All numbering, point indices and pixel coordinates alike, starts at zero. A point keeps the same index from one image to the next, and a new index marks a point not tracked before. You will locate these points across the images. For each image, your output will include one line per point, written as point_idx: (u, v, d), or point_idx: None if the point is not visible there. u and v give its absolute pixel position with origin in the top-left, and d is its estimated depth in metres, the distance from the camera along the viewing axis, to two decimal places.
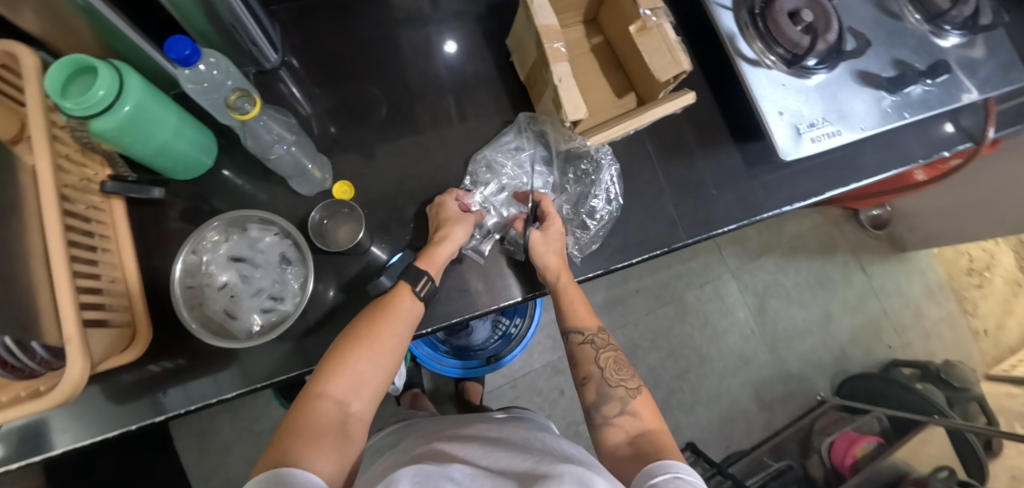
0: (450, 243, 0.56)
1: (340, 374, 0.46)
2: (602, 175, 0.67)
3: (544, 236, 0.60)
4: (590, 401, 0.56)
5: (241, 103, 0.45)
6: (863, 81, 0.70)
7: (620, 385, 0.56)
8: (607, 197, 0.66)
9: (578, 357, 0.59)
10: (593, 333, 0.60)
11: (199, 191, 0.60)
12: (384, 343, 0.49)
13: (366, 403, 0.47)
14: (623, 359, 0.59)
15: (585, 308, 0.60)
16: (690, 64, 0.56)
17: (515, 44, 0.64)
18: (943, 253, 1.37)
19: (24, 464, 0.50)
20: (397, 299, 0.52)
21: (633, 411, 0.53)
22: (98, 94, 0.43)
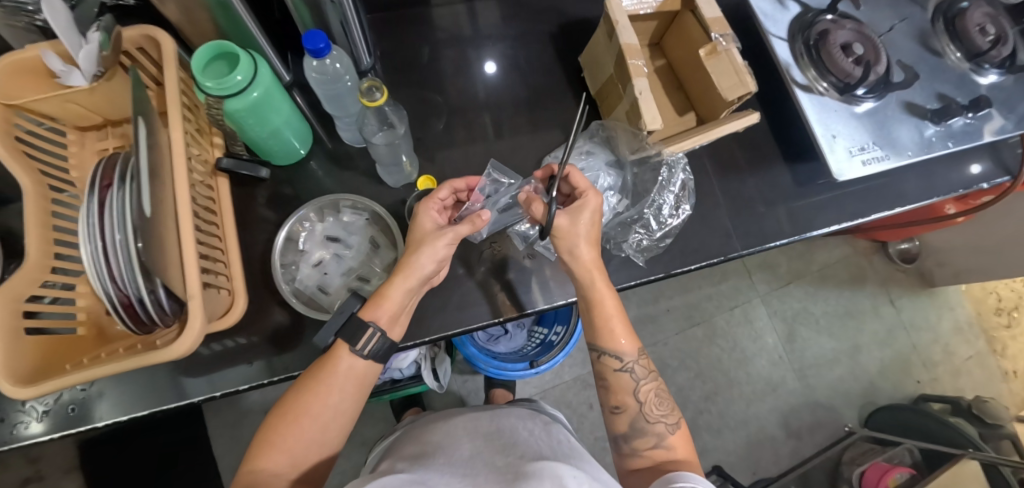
0: (405, 278, 0.52)
1: (276, 445, 0.49)
2: (673, 180, 0.66)
3: (571, 221, 0.56)
4: (622, 430, 0.58)
5: (369, 91, 0.47)
6: (909, 110, 0.74)
7: (660, 421, 0.57)
8: (675, 201, 0.67)
9: (614, 385, 0.58)
10: (631, 361, 0.58)
11: (290, 179, 0.65)
12: (318, 409, 0.50)
13: (311, 459, 0.51)
14: (664, 392, 0.59)
15: (624, 329, 0.57)
16: (756, 85, 0.60)
17: (588, 61, 0.70)
18: (971, 291, 1.39)
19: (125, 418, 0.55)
20: (331, 363, 0.52)
21: (669, 445, 0.56)
22: (236, 79, 0.48)
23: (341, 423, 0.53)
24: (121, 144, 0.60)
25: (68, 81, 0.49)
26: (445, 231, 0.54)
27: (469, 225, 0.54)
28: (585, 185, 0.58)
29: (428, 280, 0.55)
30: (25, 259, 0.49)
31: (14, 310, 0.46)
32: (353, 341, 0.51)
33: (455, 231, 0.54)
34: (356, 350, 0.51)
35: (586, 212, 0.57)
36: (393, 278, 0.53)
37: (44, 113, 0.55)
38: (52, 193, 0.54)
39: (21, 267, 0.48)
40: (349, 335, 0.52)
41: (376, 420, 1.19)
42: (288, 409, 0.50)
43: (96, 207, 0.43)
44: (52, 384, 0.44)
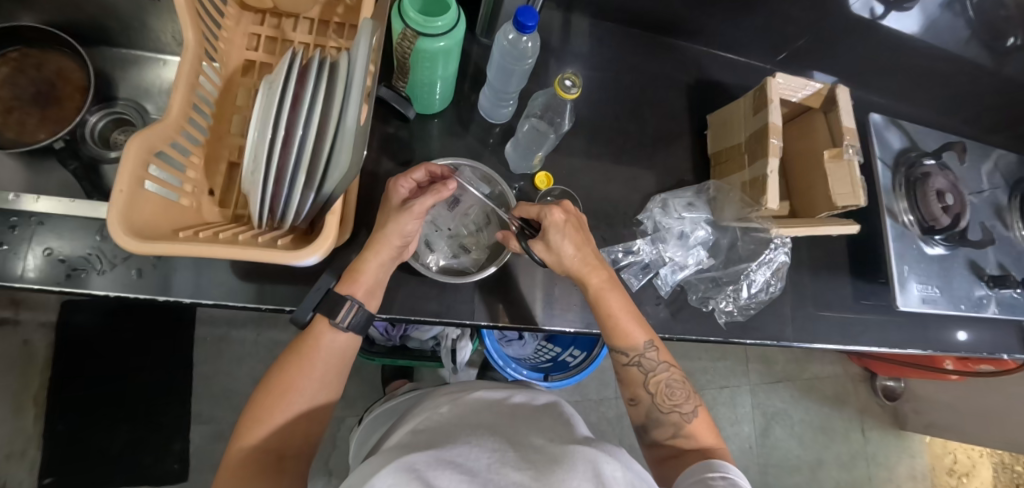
0: (374, 253, 0.52)
1: (263, 419, 0.48)
2: (775, 259, 0.69)
3: (547, 247, 0.55)
4: (641, 422, 0.57)
5: (565, 82, 0.50)
6: (971, 269, 0.78)
7: (673, 411, 0.55)
8: (767, 278, 0.70)
9: (626, 379, 0.57)
10: (639, 355, 0.56)
11: (412, 126, 0.66)
12: (306, 384, 0.50)
13: (298, 436, 0.50)
14: (678, 379, 0.56)
15: (629, 323, 0.56)
16: (866, 201, 0.65)
17: (717, 122, 0.73)
18: (934, 445, 1.47)
19: (194, 300, 0.57)
20: (311, 341, 0.51)
21: (688, 433, 0.54)
22: (438, 24, 0.48)
23: (326, 397, 0.52)
24: (275, 35, 0.60)
25: None
26: (409, 205, 0.51)
27: (434, 197, 0.52)
28: (538, 208, 0.55)
29: (400, 254, 0.54)
30: (166, 114, 0.48)
31: (145, 160, 0.45)
32: (332, 316, 0.51)
33: (420, 205, 0.52)
34: (336, 323, 0.51)
35: (566, 234, 0.54)
36: (365, 252, 0.52)
37: None
38: (205, 60, 0.53)
39: (162, 119, 0.47)
40: (327, 311, 0.51)
41: (361, 378, 1.18)
42: (272, 387, 0.49)
43: (284, 94, 0.42)
44: (166, 247, 0.43)
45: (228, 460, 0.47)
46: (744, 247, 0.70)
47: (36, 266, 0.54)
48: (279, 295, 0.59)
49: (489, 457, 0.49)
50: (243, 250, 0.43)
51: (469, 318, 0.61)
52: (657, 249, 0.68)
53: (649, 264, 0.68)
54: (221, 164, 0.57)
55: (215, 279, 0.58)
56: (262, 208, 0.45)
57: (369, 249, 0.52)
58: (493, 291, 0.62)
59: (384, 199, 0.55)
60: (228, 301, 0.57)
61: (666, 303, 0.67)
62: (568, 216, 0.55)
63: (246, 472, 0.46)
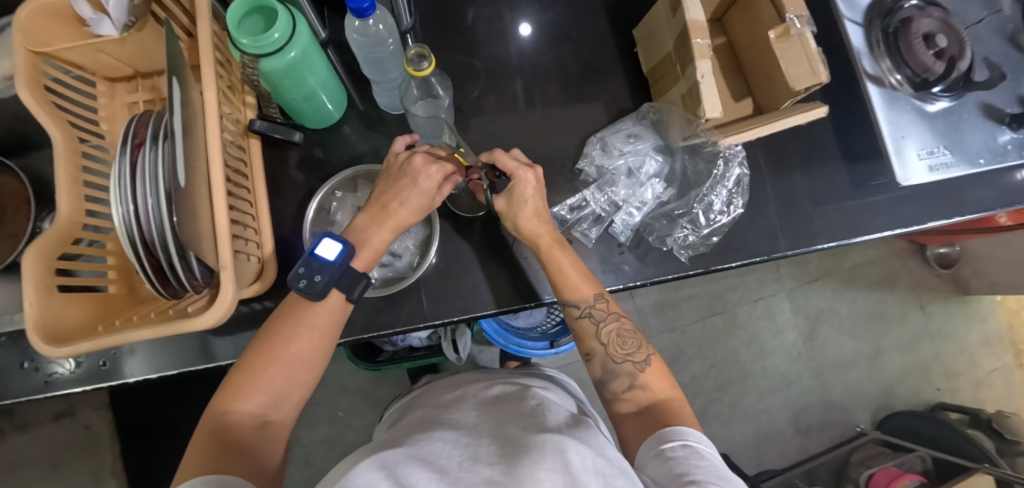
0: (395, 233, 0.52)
1: (252, 380, 0.44)
2: (729, 175, 0.63)
3: (510, 203, 0.54)
4: (598, 377, 0.54)
5: (417, 59, 0.44)
6: (986, 114, 0.67)
7: (627, 360, 0.53)
8: (725, 200, 0.64)
9: (578, 332, 0.55)
10: (590, 305, 0.53)
11: (319, 141, 0.62)
12: (299, 347, 0.46)
13: (286, 404, 0.46)
14: (629, 329, 0.54)
15: (577, 275, 0.54)
16: (829, 76, 0.55)
17: (644, 34, 0.64)
18: (1007, 302, 1.34)
19: (162, 374, 0.60)
20: (306, 302, 0.47)
21: (643, 384, 0.52)
22: (274, 37, 0.44)
23: (320, 368, 0.48)
24: (151, 97, 0.58)
25: (98, 30, 0.47)
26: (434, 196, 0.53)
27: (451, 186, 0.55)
28: (513, 164, 0.54)
29: None
30: (56, 215, 0.48)
31: (47, 266, 0.46)
32: (349, 291, 0.49)
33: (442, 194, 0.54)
34: (353, 300, 0.49)
35: (528, 193, 0.54)
36: (388, 229, 0.51)
37: (73, 60, 0.52)
38: (83, 148, 0.52)
39: (54, 223, 0.47)
40: (346, 287, 0.48)
41: (391, 382, 1.21)
42: (261, 349, 0.45)
43: (125, 168, 0.41)
44: (83, 347, 0.44)
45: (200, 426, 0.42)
46: (691, 169, 0.66)
47: (71, 366, 0.59)
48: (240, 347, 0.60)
49: (463, 454, 0.42)
50: (153, 331, 0.44)
51: (422, 322, 0.58)
52: (603, 195, 0.64)
53: (601, 215, 0.63)
54: None
55: (181, 347, 0.60)
56: (155, 284, 0.44)
57: (381, 226, 0.51)
58: (447, 286, 0.59)
59: (402, 162, 0.52)
60: (195, 366, 0.60)
61: (630, 249, 0.62)
62: (538, 180, 0.55)
63: (219, 439, 0.41)
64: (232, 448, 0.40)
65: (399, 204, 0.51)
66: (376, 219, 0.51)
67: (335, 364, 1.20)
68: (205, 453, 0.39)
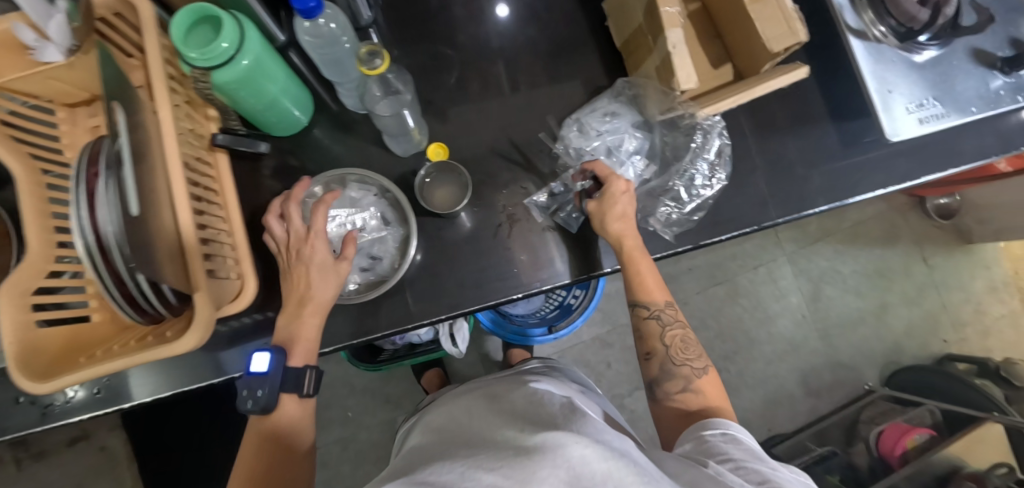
0: (315, 312, 0.52)
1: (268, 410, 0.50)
2: (709, 146, 0.61)
3: (603, 204, 0.55)
4: (652, 377, 0.54)
5: (370, 57, 0.43)
6: (977, 59, 0.64)
7: (685, 364, 0.53)
8: (709, 174, 0.62)
9: (644, 333, 0.56)
10: (660, 308, 0.55)
11: (292, 147, 0.61)
12: (292, 431, 0.50)
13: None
14: (691, 338, 0.56)
15: (654, 281, 0.55)
16: (808, 35, 0.53)
17: (613, 8, 0.62)
18: (1011, 247, 1.32)
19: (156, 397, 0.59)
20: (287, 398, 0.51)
21: (697, 388, 0.52)
22: (223, 46, 0.43)
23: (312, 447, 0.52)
24: None
25: (42, 57, 0.46)
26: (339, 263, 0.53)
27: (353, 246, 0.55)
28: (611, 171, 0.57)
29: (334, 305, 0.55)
30: (28, 249, 0.47)
31: (21, 303, 0.45)
32: (298, 390, 0.51)
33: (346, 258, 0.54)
34: (306, 395, 0.51)
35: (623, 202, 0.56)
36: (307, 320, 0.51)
37: (25, 90, 0.51)
38: (48, 179, 0.51)
39: (25, 257, 0.46)
40: (291, 388, 0.50)
41: (397, 379, 1.21)
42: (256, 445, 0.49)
43: (82, 195, 0.37)
44: (69, 380, 0.43)
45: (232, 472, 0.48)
46: (671, 143, 0.65)
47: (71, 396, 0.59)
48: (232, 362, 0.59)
49: (464, 465, 0.39)
50: (133, 358, 0.43)
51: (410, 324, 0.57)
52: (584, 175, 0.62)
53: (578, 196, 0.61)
54: None
55: (170, 372, 0.60)
56: (131, 313, 0.42)
57: (303, 317, 0.51)
58: (433, 285, 0.58)
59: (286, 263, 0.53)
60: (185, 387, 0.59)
61: None
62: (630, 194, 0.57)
63: None
64: None
65: (302, 298, 0.51)
66: (294, 314, 0.51)
67: (341, 369, 1.20)
68: None
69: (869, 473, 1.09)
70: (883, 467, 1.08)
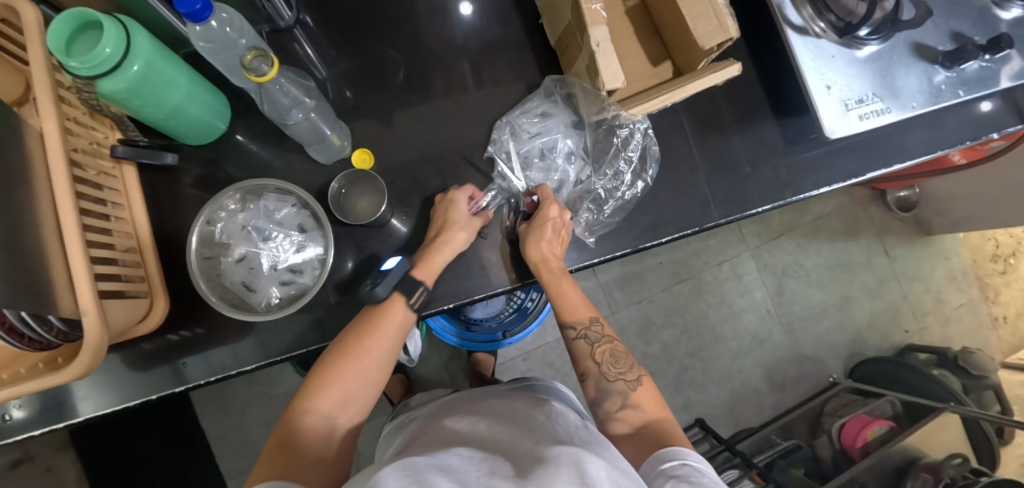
0: (449, 248, 0.54)
1: (331, 389, 0.46)
2: (629, 144, 0.61)
3: (534, 225, 0.56)
4: (591, 397, 0.55)
5: (258, 63, 0.40)
6: (918, 54, 0.64)
7: (619, 380, 0.54)
8: (633, 174, 0.62)
9: (575, 353, 0.58)
10: (586, 326, 0.57)
11: (212, 156, 0.57)
12: (374, 353, 0.49)
13: (356, 410, 0.48)
14: (621, 350, 0.57)
15: (579, 300, 0.58)
16: (738, 31, 0.52)
17: (546, 5, 0.59)
18: (970, 237, 1.34)
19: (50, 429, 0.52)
20: (380, 314, 0.50)
21: (635, 403, 0.52)
22: (105, 52, 0.40)
23: (387, 373, 0.51)
24: None
25: None
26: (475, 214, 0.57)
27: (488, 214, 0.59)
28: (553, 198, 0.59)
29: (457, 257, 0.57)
30: None
31: None
32: (408, 301, 0.52)
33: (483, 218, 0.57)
34: (415, 309, 0.52)
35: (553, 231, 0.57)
36: (432, 251, 0.54)
37: None
38: None
39: None
40: (406, 293, 0.52)
41: None
42: (339, 355, 0.48)
43: None
44: None
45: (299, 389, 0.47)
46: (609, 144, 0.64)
47: None
48: (139, 387, 0.54)
49: (479, 469, 0.37)
50: (18, 389, 0.40)
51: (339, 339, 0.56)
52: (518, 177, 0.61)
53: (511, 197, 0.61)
54: None
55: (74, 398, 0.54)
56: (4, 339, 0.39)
57: (439, 247, 0.54)
58: (364, 297, 0.56)
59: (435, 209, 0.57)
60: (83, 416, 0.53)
61: None
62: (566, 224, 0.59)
63: (292, 441, 0.43)
64: (300, 449, 0.43)
65: (440, 231, 0.55)
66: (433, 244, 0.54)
67: (301, 378, 1.17)
68: (275, 462, 0.41)
69: (833, 465, 1.11)
70: (845, 459, 1.09)
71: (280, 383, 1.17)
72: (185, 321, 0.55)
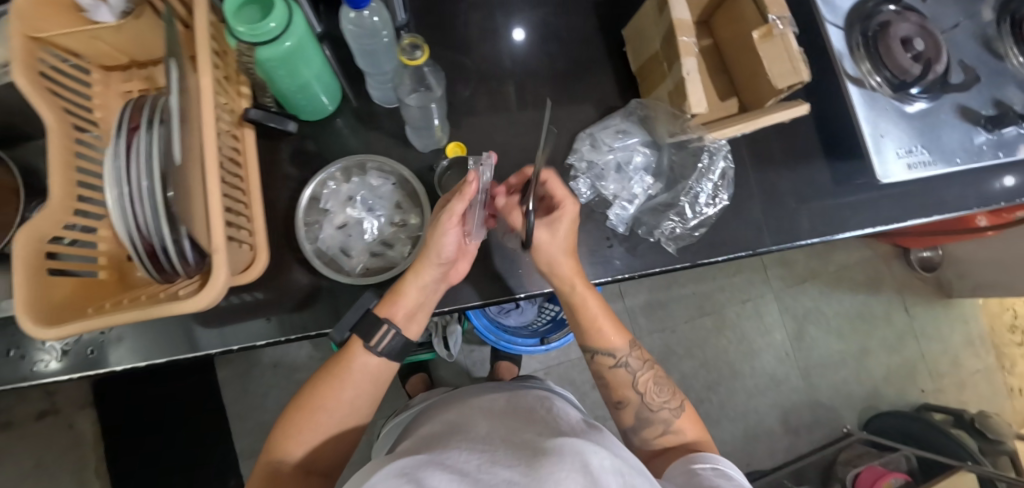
0: (417, 275, 0.53)
1: (304, 433, 0.52)
2: (714, 168, 0.65)
3: (552, 233, 0.54)
4: (630, 424, 0.61)
5: (411, 49, 0.46)
6: (963, 115, 0.69)
7: (663, 408, 0.59)
8: (712, 194, 0.66)
9: (614, 381, 0.61)
10: (624, 355, 0.60)
11: (315, 134, 0.63)
12: (334, 403, 0.53)
13: (327, 452, 0.54)
14: (662, 377, 0.61)
15: (611, 327, 0.60)
16: (810, 75, 0.57)
17: (632, 35, 0.66)
18: (989, 305, 1.37)
19: (133, 366, 0.57)
20: (339, 368, 0.54)
21: (677, 429, 0.58)
22: (268, 26, 0.45)
23: (354, 414, 0.55)
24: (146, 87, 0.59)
25: (95, 16, 0.48)
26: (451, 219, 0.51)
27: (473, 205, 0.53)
28: (562, 192, 0.56)
29: (444, 275, 0.55)
30: (50, 198, 0.48)
31: (37, 249, 0.46)
32: (367, 340, 0.54)
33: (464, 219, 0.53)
34: (372, 348, 0.54)
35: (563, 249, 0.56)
36: (406, 275, 0.54)
37: (69, 48, 0.52)
38: (78, 134, 0.53)
39: (45, 208, 0.47)
40: (364, 335, 0.54)
41: None
42: (302, 408, 0.53)
43: (119, 149, 0.42)
44: (74, 328, 0.44)
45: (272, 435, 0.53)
46: (675, 166, 0.70)
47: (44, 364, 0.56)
48: (223, 337, 0.58)
49: (478, 461, 0.38)
50: (146, 313, 0.44)
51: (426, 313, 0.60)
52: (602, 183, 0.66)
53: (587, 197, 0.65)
54: None
55: (159, 342, 0.57)
56: (148, 267, 0.44)
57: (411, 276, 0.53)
58: None
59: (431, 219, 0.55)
60: (164, 359, 0.57)
61: (620, 241, 0.63)
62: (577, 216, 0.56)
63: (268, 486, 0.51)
64: None
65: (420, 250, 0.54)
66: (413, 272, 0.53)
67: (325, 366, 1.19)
68: None
69: None
70: None
71: (303, 369, 1.19)
72: (272, 280, 0.58)
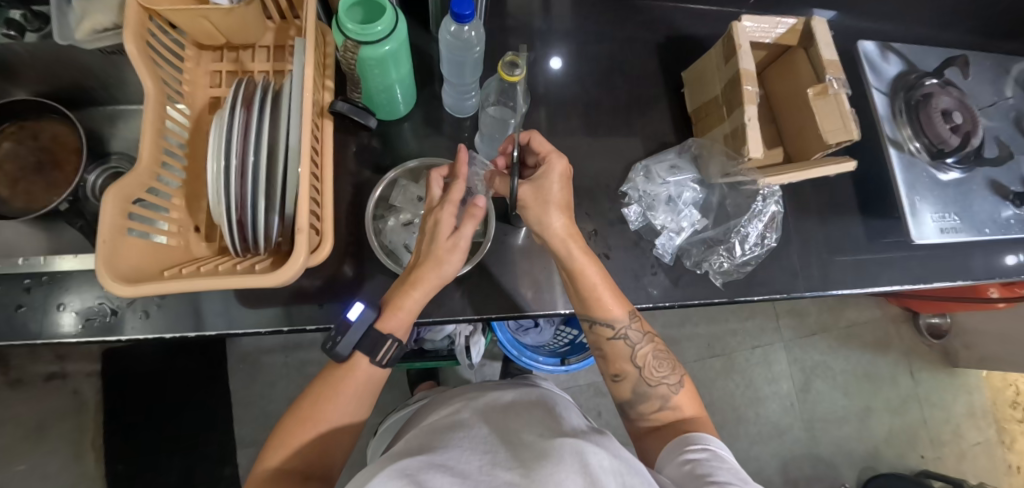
0: (420, 288, 0.52)
1: (307, 433, 0.49)
2: (766, 211, 0.69)
3: (538, 189, 0.55)
4: (626, 398, 0.59)
5: (509, 67, 0.49)
6: (994, 189, 0.73)
7: (661, 383, 0.58)
8: (761, 235, 0.69)
9: (611, 353, 0.59)
10: (624, 327, 0.58)
11: (386, 134, 0.66)
12: (337, 404, 0.51)
13: (326, 459, 0.50)
14: (661, 351, 0.59)
15: (611, 298, 0.57)
16: (860, 133, 0.60)
17: (693, 78, 0.70)
18: (992, 378, 1.39)
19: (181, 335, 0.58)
20: (337, 372, 0.52)
21: (674, 405, 0.57)
22: (376, 29, 0.48)
23: (354, 418, 0.53)
24: (235, 69, 0.62)
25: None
26: (456, 240, 0.52)
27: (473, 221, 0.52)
28: (547, 148, 0.56)
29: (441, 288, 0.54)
30: (139, 161, 0.50)
31: (123, 209, 0.47)
32: (372, 354, 0.52)
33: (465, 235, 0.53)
34: (378, 362, 0.52)
35: (555, 210, 0.54)
36: (407, 289, 0.52)
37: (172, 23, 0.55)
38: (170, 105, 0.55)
39: (134, 168, 0.49)
40: (366, 349, 0.52)
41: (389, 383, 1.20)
42: (300, 414, 0.50)
43: (228, 127, 0.46)
44: (149, 288, 0.45)
45: (265, 448, 0.50)
46: (720, 205, 0.73)
47: (74, 325, 0.57)
48: (274, 317, 0.59)
49: (482, 459, 0.41)
50: (221, 280, 0.46)
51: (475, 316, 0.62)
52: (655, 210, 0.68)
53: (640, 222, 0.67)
54: (203, 200, 0.59)
55: (211, 315, 0.59)
56: (234, 238, 0.47)
57: (411, 287, 0.52)
58: (489, 284, 0.63)
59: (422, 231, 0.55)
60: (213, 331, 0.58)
61: (665, 270, 0.66)
62: (567, 174, 0.57)
63: None
64: None
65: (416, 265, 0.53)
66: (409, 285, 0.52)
67: None
68: None
69: None
70: None
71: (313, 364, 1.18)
72: (330, 269, 0.60)
